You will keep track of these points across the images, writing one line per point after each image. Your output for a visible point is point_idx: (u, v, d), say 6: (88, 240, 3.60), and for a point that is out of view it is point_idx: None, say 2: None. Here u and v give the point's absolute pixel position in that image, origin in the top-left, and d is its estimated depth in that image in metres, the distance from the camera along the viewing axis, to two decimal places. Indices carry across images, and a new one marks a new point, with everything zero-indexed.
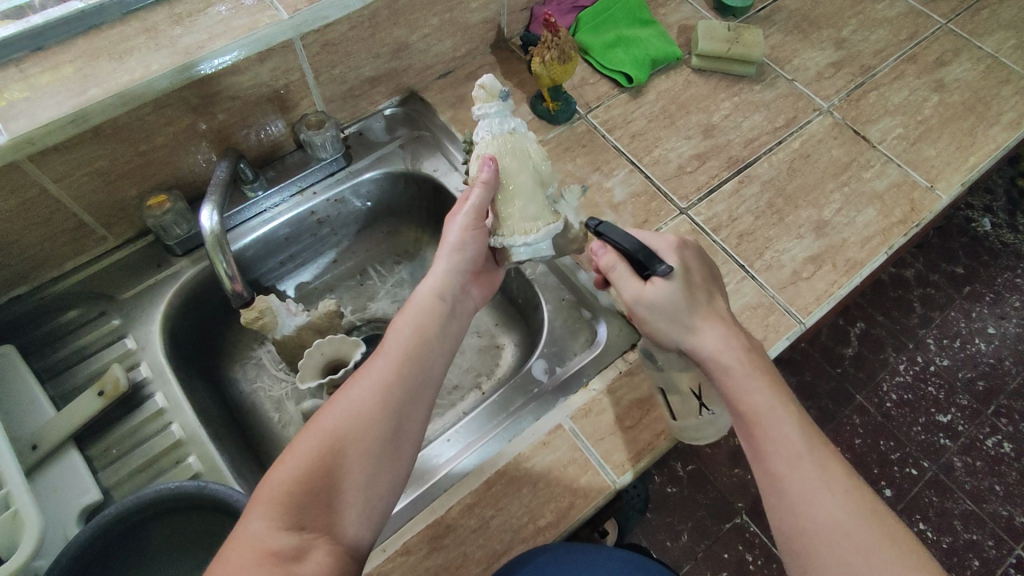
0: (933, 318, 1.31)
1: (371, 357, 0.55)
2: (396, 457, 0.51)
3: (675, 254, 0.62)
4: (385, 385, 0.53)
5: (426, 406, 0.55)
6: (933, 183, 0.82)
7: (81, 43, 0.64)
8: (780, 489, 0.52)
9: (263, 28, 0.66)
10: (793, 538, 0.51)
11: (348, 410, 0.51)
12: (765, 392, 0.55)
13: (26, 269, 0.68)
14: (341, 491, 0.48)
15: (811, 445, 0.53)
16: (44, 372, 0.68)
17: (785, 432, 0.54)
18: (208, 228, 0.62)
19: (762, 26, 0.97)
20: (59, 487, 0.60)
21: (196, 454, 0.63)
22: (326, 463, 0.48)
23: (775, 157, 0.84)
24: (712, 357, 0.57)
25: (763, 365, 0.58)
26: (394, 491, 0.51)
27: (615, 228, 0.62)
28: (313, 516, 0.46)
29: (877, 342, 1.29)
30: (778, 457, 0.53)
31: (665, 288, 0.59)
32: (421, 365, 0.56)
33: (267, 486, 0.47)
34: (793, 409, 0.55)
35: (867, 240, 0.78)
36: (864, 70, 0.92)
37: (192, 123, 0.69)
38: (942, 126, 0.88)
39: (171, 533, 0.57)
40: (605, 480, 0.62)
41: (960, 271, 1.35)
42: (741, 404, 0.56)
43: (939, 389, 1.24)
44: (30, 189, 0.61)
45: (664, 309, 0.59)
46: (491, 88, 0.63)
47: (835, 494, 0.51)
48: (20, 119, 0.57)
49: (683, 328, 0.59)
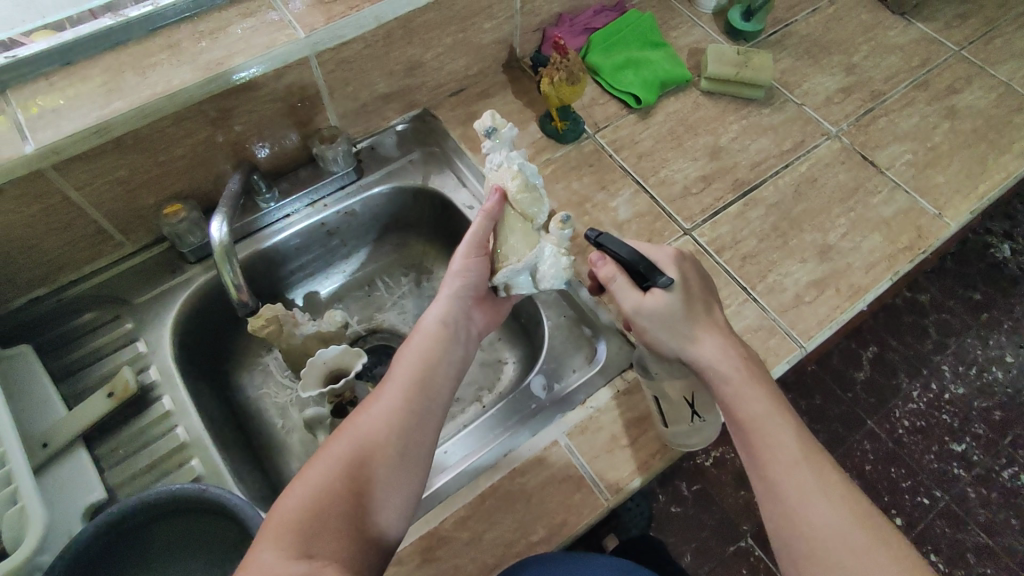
0: (948, 344, 1.26)
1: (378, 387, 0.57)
2: (402, 482, 0.53)
3: (674, 266, 0.63)
4: (390, 413, 0.55)
5: (432, 431, 0.56)
6: (942, 210, 0.82)
7: (107, 58, 0.67)
8: (777, 493, 0.53)
9: (282, 45, 0.68)
10: (790, 541, 0.52)
11: (354, 438, 0.53)
12: (766, 402, 0.56)
13: (47, 272, 0.71)
14: (351, 518, 0.49)
15: (808, 452, 0.54)
16: (58, 372, 0.70)
17: (781, 438, 0.55)
18: (218, 239, 0.63)
19: (772, 50, 0.98)
20: (67, 485, 0.61)
21: (198, 458, 0.65)
22: (333, 492, 0.50)
23: (782, 180, 0.84)
24: (711, 365, 0.58)
25: (761, 376, 0.58)
26: (401, 518, 0.53)
27: (615, 239, 0.62)
28: (320, 545, 0.47)
29: (889, 367, 1.25)
30: (775, 462, 0.54)
31: (662, 300, 0.60)
32: (426, 392, 0.58)
33: (276, 517, 0.49)
34: (790, 418, 0.56)
35: (872, 266, 0.78)
36: (874, 96, 0.93)
37: (210, 135, 0.71)
38: (953, 155, 0.87)
39: (173, 534, 0.58)
40: (599, 499, 0.63)
41: (978, 298, 1.30)
42: (740, 411, 0.57)
43: (953, 417, 1.21)
44: (52, 195, 0.64)
45: (662, 319, 0.60)
46: (486, 123, 0.65)
47: (831, 499, 0.52)
48: (47, 129, 0.61)
49: (683, 338, 0.59)
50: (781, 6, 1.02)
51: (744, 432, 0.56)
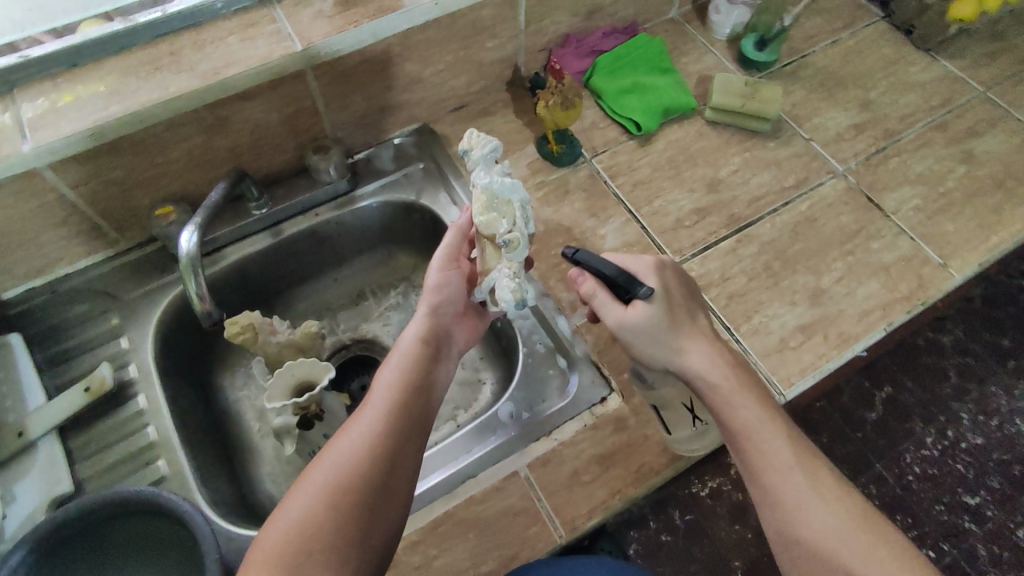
0: (969, 390, 0.89)
1: (359, 407, 0.57)
2: (387, 506, 0.52)
3: (654, 276, 0.62)
4: (374, 434, 0.54)
5: (418, 453, 0.56)
6: (947, 260, 0.79)
7: (110, 62, 0.68)
8: (775, 500, 0.54)
9: (278, 58, 0.69)
10: (792, 548, 0.52)
11: (337, 463, 0.52)
12: (755, 406, 0.57)
13: (43, 265, 0.73)
14: (337, 547, 0.48)
15: (800, 456, 0.55)
16: (46, 362, 0.72)
17: (774, 443, 0.55)
18: (185, 250, 0.64)
19: (786, 81, 0.95)
20: (37, 475, 0.64)
21: (165, 458, 0.67)
22: (318, 522, 0.49)
23: (780, 218, 0.82)
24: (699, 374, 0.59)
25: (745, 377, 0.59)
26: (388, 542, 0.52)
27: (591, 255, 0.63)
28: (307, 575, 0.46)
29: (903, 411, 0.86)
30: (770, 469, 0.54)
31: (645, 311, 0.60)
32: (410, 411, 0.57)
33: (260, 548, 0.48)
34: (780, 422, 0.56)
35: (865, 314, 0.75)
36: (888, 135, 0.89)
37: (205, 141, 0.72)
38: (965, 202, 0.84)
39: (127, 538, 0.60)
40: (552, 534, 0.63)
41: (1010, 344, 0.92)
42: (729, 420, 0.57)
43: (970, 468, 0.84)
44: (47, 193, 0.66)
45: (646, 331, 0.60)
46: (466, 145, 0.62)
47: (826, 498, 0.53)
48: (46, 129, 0.63)
49: (669, 349, 0.60)
50: (800, 36, 1.00)
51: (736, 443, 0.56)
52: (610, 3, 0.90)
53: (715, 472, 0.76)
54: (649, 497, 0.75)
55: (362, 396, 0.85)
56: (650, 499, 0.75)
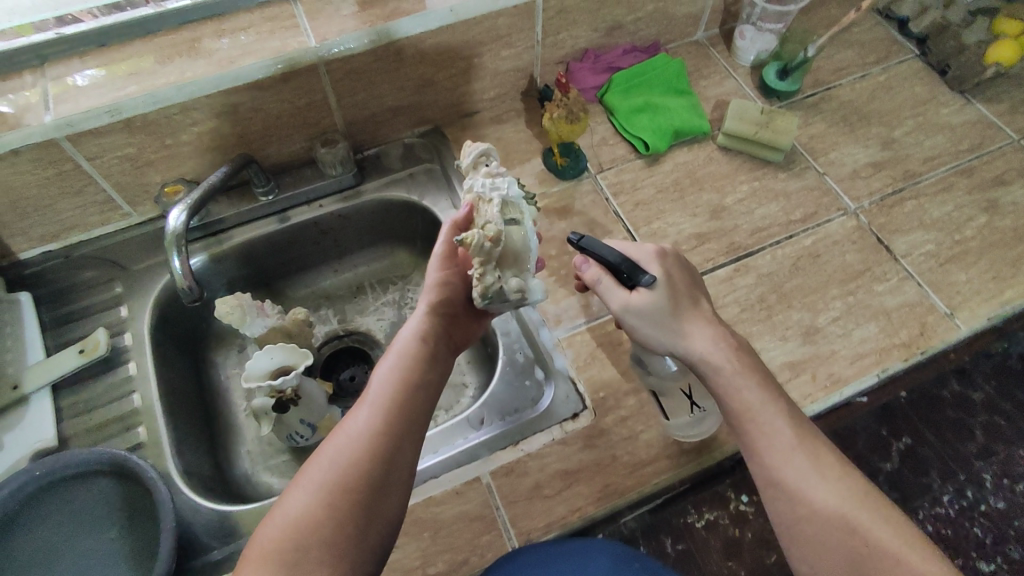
0: None
1: (355, 406, 0.55)
2: (384, 503, 0.51)
3: (657, 263, 0.61)
4: (369, 433, 0.53)
5: (414, 451, 0.54)
6: (954, 310, 0.76)
7: (136, 45, 0.72)
8: (776, 480, 0.53)
9: (291, 51, 0.71)
10: (792, 527, 0.52)
11: (333, 460, 0.51)
12: (757, 389, 0.56)
13: (58, 230, 0.77)
14: (335, 546, 0.48)
15: (802, 439, 0.54)
16: (51, 322, 0.76)
17: (775, 424, 0.54)
18: (171, 229, 0.67)
19: (807, 112, 0.93)
20: (25, 426, 0.68)
21: (145, 426, 0.69)
22: (314, 520, 0.48)
23: (781, 251, 0.80)
24: (703, 358, 0.57)
25: (750, 360, 0.58)
26: (386, 539, 0.51)
27: (596, 242, 0.61)
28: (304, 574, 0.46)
29: (938, 470, 0.71)
30: (771, 449, 0.53)
31: (648, 297, 0.59)
32: (407, 410, 0.55)
33: (258, 545, 0.48)
34: (781, 403, 0.55)
35: (859, 358, 0.73)
36: (907, 176, 0.86)
37: (217, 126, 0.74)
38: (981, 253, 0.80)
39: (90, 502, 0.62)
40: (505, 544, 0.63)
41: None
42: (732, 402, 0.56)
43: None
44: (65, 162, 0.69)
45: (649, 317, 0.59)
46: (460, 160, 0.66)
47: (826, 479, 0.52)
48: (68, 103, 0.66)
49: (672, 333, 0.58)
50: (827, 68, 0.97)
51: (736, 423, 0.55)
52: (631, 22, 0.90)
53: (713, 503, 0.68)
54: (642, 519, 0.67)
55: (349, 387, 0.86)
56: (644, 520, 0.67)
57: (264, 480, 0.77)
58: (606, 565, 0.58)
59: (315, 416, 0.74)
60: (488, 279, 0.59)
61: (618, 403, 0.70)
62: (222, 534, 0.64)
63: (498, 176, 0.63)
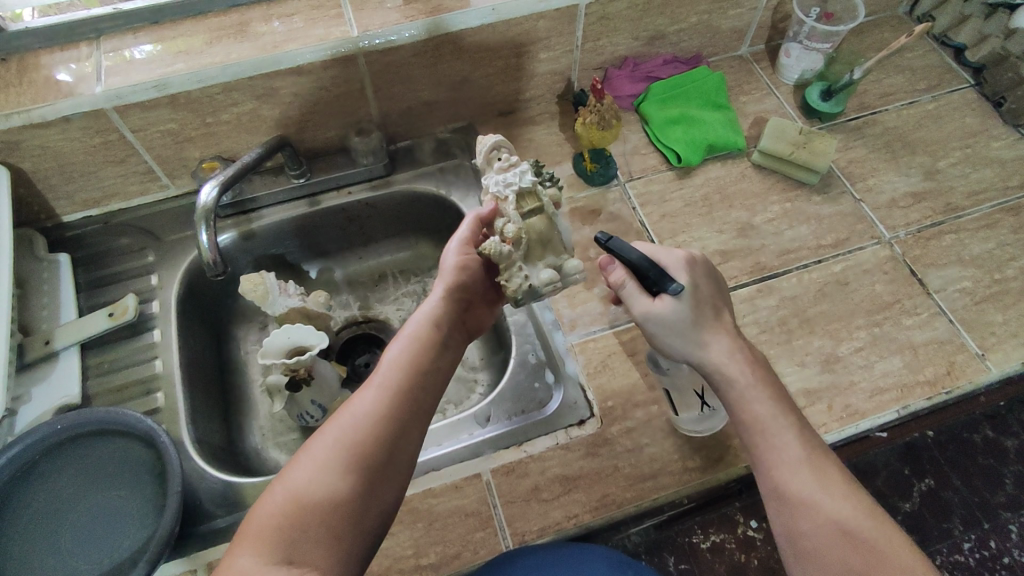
0: None
1: (363, 386, 0.55)
2: (383, 489, 0.52)
3: (686, 271, 0.59)
4: (375, 416, 0.53)
5: (417, 437, 0.55)
6: (985, 352, 0.73)
7: (188, 24, 0.74)
8: (781, 494, 0.52)
9: (333, 40, 0.72)
10: (793, 541, 0.51)
11: (337, 442, 0.51)
12: (767, 401, 0.55)
13: (101, 196, 0.81)
14: (335, 526, 0.49)
15: (812, 455, 0.53)
16: (86, 285, 0.80)
17: (784, 438, 0.53)
18: (202, 202, 0.68)
19: (849, 135, 0.91)
20: (52, 381, 0.71)
21: (163, 392, 0.72)
22: (313, 501, 0.49)
23: (808, 275, 0.78)
24: (718, 368, 0.56)
25: (766, 372, 0.57)
26: (383, 521, 0.52)
27: (624, 246, 0.59)
28: (303, 551, 0.47)
29: (959, 517, 0.69)
30: (778, 463, 0.52)
31: (672, 308, 0.57)
32: (413, 396, 0.55)
33: (258, 517, 0.49)
34: (792, 417, 0.54)
35: (878, 392, 0.70)
36: (949, 209, 0.83)
37: (257, 108, 0.76)
38: (1021, 293, 0.77)
39: (105, 457, 0.65)
40: (499, 543, 0.63)
41: None
42: (742, 412, 0.55)
43: None
44: (110, 132, 0.72)
45: (670, 327, 0.58)
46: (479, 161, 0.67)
47: (831, 495, 0.50)
48: (118, 76, 0.69)
49: (690, 342, 0.57)
50: (874, 92, 0.94)
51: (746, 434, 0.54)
52: (674, 32, 0.89)
53: (721, 525, 0.67)
54: (646, 535, 0.67)
55: (362, 373, 0.87)
56: (648, 536, 0.67)
57: (272, 456, 0.79)
58: (605, 569, 0.57)
59: (325, 398, 0.76)
60: (513, 281, 0.60)
61: (626, 414, 0.69)
62: (225, 503, 0.66)
63: (510, 167, 0.63)
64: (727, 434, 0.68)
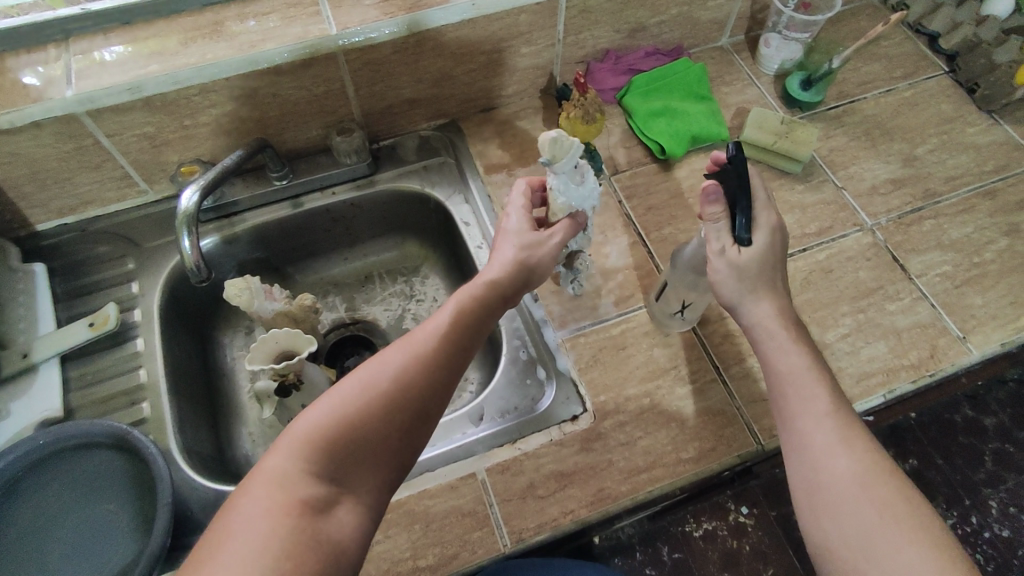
0: None
1: (424, 329, 0.55)
2: (422, 433, 0.51)
3: (771, 229, 0.59)
4: (433, 362, 0.52)
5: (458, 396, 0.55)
6: (967, 334, 0.74)
7: (162, 24, 0.72)
8: (805, 443, 0.53)
9: (312, 38, 0.71)
10: (812, 490, 0.51)
11: (394, 373, 0.50)
12: (801, 356, 0.56)
13: (76, 204, 0.79)
14: (377, 456, 0.48)
15: (839, 409, 0.54)
16: (64, 294, 0.78)
17: (815, 392, 0.54)
18: (183, 208, 0.67)
19: (829, 124, 0.92)
20: (33, 395, 0.69)
21: (149, 402, 0.70)
22: (365, 423, 0.48)
23: (793, 264, 0.79)
24: (758, 323, 0.58)
25: (804, 336, 0.58)
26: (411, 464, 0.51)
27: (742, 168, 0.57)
28: (344, 471, 0.46)
29: (945, 496, 0.70)
30: (804, 412, 0.54)
31: (746, 256, 0.57)
32: (466, 354, 0.55)
33: (305, 423, 0.47)
34: (822, 376, 0.55)
35: (864, 377, 0.71)
36: (928, 195, 0.85)
37: (236, 109, 0.75)
38: (999, 276, 0.79)
39: (92, 470, 0.63)
40: (496, 542, 0.62)
41: None
42: (774, 366, 0.57)
43: None
44: (84, 137, 0.70)
45: (736, 272, 0.58)
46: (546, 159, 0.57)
47: (852, 450, 0.51)
48: (89, 79, 0.67)
49: (747, 292, 0.58)
50: (852, 81, 0.95)
51: (775, 387, 0.56)
52: (654, 24, 0.89)
53: (712, 513, 0.69)
54: (640, 526, 0.68)
55: None
56: (641, 527, 0.68)
57: None
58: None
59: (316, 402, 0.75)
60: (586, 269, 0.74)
61: (618, 407, 0.70)
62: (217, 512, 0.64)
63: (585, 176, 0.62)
64: (718, 424, 0.68)
